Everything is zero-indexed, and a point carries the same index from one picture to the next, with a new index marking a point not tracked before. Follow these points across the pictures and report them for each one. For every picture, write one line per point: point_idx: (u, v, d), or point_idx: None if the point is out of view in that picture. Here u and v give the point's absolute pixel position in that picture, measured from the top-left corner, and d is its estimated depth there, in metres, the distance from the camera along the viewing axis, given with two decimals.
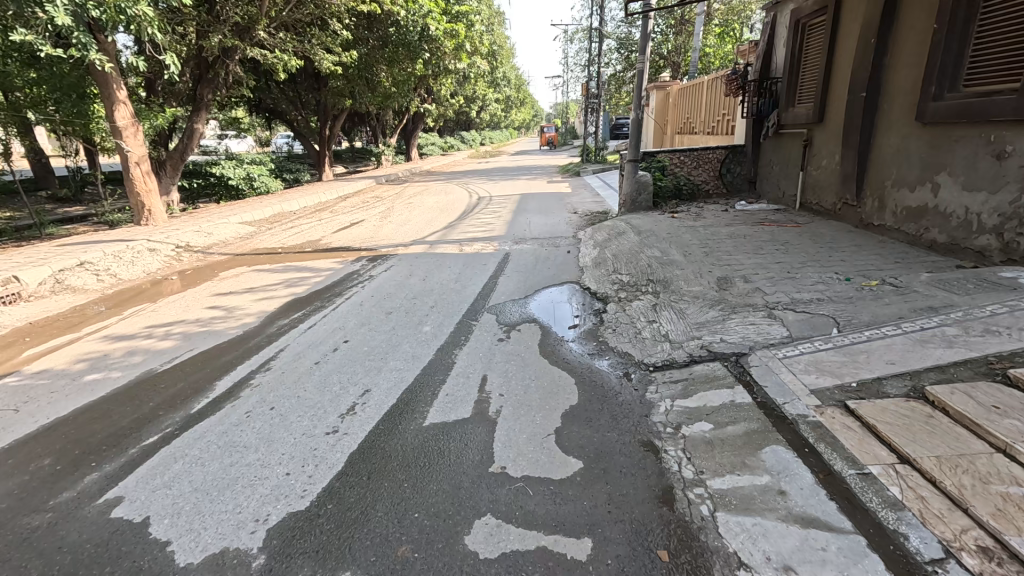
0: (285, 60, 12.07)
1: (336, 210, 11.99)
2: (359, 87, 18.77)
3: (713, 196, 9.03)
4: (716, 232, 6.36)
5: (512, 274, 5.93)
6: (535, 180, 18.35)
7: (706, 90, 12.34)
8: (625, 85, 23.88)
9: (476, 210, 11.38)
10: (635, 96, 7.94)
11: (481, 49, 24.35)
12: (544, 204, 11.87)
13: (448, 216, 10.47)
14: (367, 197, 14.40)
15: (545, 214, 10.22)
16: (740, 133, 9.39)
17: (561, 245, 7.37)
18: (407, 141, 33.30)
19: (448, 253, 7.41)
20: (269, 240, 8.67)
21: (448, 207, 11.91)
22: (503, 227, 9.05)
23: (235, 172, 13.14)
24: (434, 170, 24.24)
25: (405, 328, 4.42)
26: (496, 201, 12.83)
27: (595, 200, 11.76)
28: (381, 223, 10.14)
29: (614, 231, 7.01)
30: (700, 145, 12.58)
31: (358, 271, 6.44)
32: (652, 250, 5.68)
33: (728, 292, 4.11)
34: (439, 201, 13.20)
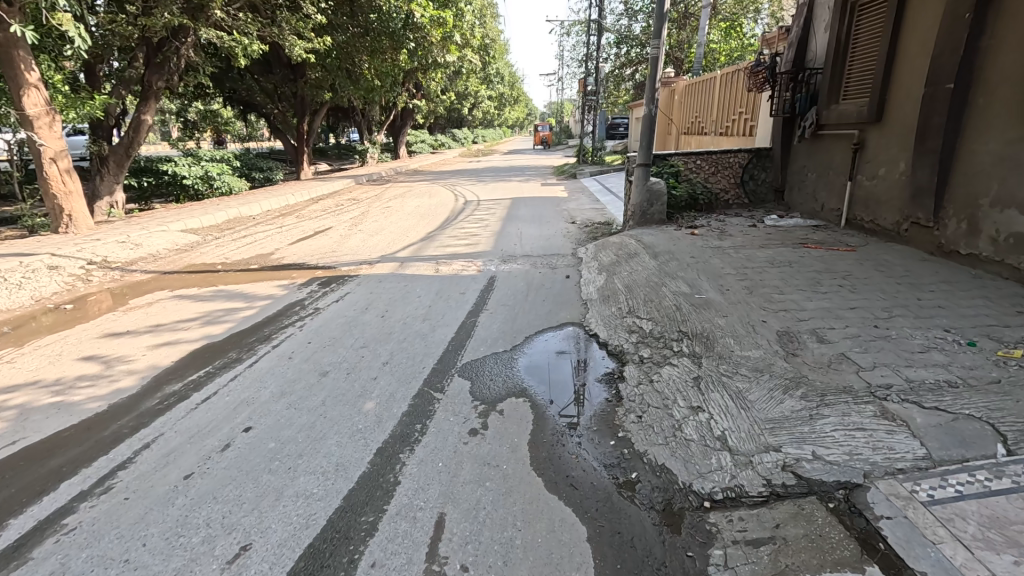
0: (246, 44, 10.68)
1: (302, 216, 10.63)
2: (339, 78, 17.35)
3: (734, 208, 7.80)
4: (752, 257, 5.12)
5: (496, 309, 4.66)
6: (528, 182, 17.06)
7: (718, 86, 11.13)
8: (624, 83, 22.65)
9: (462, 217, 10.08)
10: (646, 88, 6.66)
11: (473, 42, 23.03)
12: (537, 211, 10.56)
13: (428, 225, 9.15)
14: (342, 200, 13.03)
15: (537, 224, 8.94)
16: (764, 135, 8.18)
17: (558, 266, 6.13)
18: (395, 138, 31.87)
19: (421, 275, 6.12)
20: (212, 253, 7.32)
21: (429, 214, 10.58)
22: (490, 240, 7.76)
23: (193, 171, 11.70)
24: (421, 169, 22.85)
25: (340, 404, 3.11)
26: (483, 206, 11.51)
27: (594, 207, 10.50)
28: (350, 232, 8.81)
29: (623, 251, 5.77)
30: (711, 147, 11.37)
31: (305, 301, 5.13)
32: (675, 282, 4.44)
33: (801, 362, 2.87)
34: (420, 206, 11.87)
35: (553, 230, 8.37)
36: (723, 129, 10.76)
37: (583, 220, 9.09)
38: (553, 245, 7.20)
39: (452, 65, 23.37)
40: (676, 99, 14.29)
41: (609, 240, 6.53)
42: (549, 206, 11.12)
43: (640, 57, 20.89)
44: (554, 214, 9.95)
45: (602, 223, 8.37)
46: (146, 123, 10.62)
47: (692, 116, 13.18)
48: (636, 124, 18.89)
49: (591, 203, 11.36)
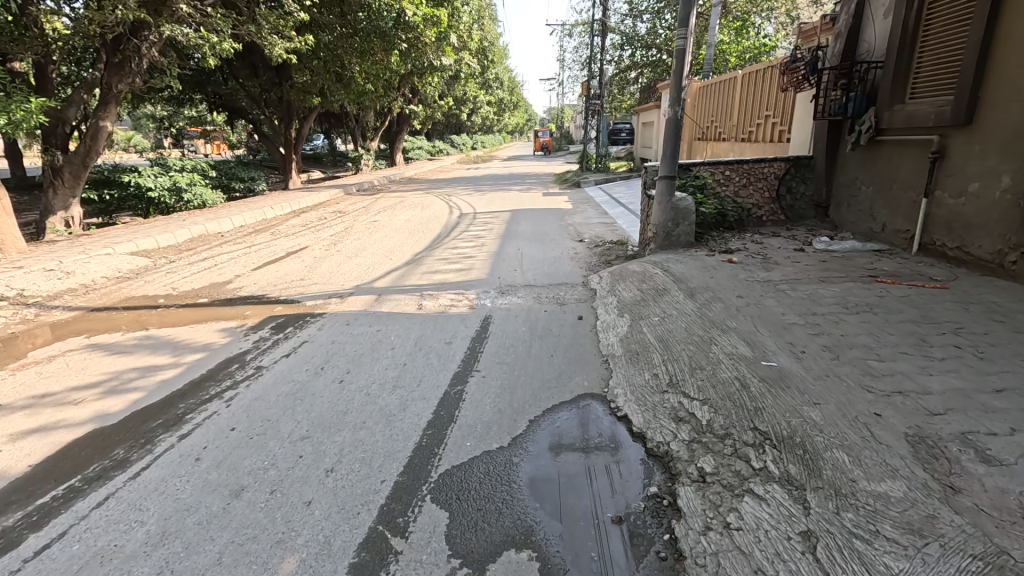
0: (213, 39, 9.59)
1: (277, 232, 9.59)
2: (327, 82, 16.35)
3: (769, 227, 6.72)
4: (816, 297, 4.03)
5: (491, 371, 3.57)
6: (528, 191, 16.04)
7: (739, 87, 10.09)
8: (629, 86, 21.71)
9: (455, 233, 9.01)
10: (671, 85, 5.60)
11: (470, 44, 22.10)
12: (540, 226, 9.46)
13: (417, 244, 8.08)
14: (326, 212, 11.99)
15: (540, 243, 7.86)
16: (802, 141, 7.14)
17: (568, 302, 5.04)
18: (392, 144, 30.91)
19: (401, 313, 5.02)
20: (160, 282, 6.24)
21: (418, 230, 9.53)
22: (486, 265, 6.66)
23: (159, 182, 10.61)
24: (416, 177, 21.87)
25: (244, 563, 2.00)
26: (480, 220, 10.44)
27: (604, 223, 9.41)
28: (327, 253, 7.75)
29: (650, 285, 4.69)
30: (730, 155, 10.34)
31: (249, 354, 4.04)
32: (728, 337, 3.35)
33: (982, 515, 1.75)
34: (409, 220, 10.82)
35: (559, 251, 7.27)
36: (744, 135, 9.73)
37: (592, 239, 8.02)
38: (559, 272, 6.12)
39: (449, 69, 22.43)
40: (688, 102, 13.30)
41: (628, 267, 5.45)
42: (553, 221, 10.02)
43: (645, 59, 19.97)
44: (559, 231, 8.87)
45: (615, 245, 7.30)
46: (105, 130, 9.58)
47: (707, 120, 12.17)
48: (642, 130, 17.92)
49: (599, 217, 10.27)
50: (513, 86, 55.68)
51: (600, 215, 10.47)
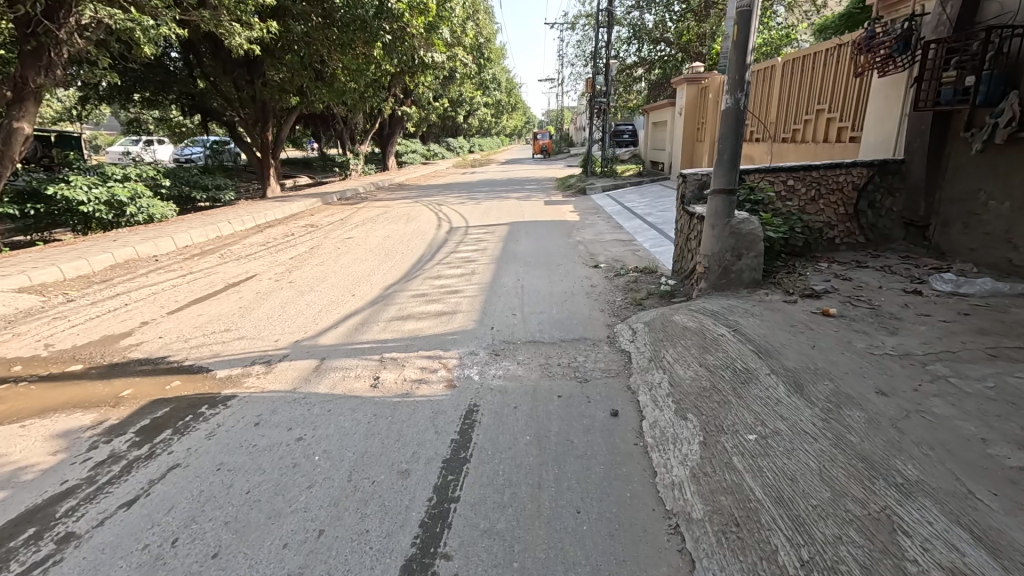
0: (151, 23, 7.97)
1: (229, 253, 8.01)
2: (306, 79, 14.84)
3: (846, 253, 5.15)
4: (1012, 395, 2.43)
5: (470, 560, 1.96)
6: (528, 198, 14.51)
7: (777, 78, 8.54)
8: (635, 84, 20.28)
9: (441, 255, 7.42)
10: (728, 61, 4.00)
11: (465, 40, 20.65)
12: (543, 246, 7.86)
13: (391, 272, 6.50)
14: (295, 226, 10.40)
15: (544, 270, 6.26)
16: (885, 141, 5.56)
17: (592, 377, 3.45)
18: (384, 147, 29.45)
19: (346, 394, 3.42)
20: (37, 334, 4.64)
21: (397, 250, 7.94)
22: (476, 306, 5.06)
23: (94, 194, 8.89)
24: (408, 183, 20.41)
25: None
26: (473, 236, 8.85)
27: (621, 242, 7.83)
28: (276, 284, 6.16)
29: (719, 359, 3.11)
30: (767, 158, 8.79)
31: (71, 499, 2.42)
32: (924, 516, 1.74)
33: None
34: (389, 236, 9.25)
35: (569, 283, 5.67)
36: (786, 134, 8.16)
37: (609, 265, 6.43)
38: (574, 320, 4.50)
39: (443, 66, 20.97)
40: (712, 98, 11.72)
41: (675, 318, 3.87)
42: (558, 238, 8.40)
43: (653, 54, 18.54)
44: (567, 253, 7.28)
45: (643, 275, 5.73)
46: (22, 133, 8.02)
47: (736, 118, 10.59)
48: (652, 130, 16.38)
49: (612, 232, 8.66)
50: (511, 87, 54.45)
51: (613, 230, 8.88)
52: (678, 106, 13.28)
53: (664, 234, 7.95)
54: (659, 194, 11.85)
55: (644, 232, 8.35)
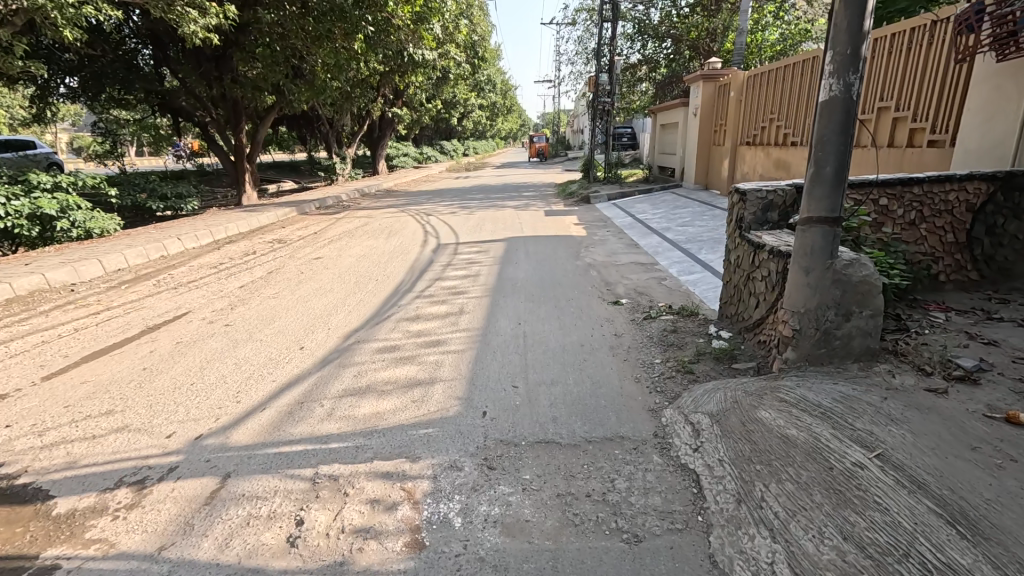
0: (70, 0, 6.48)
1: (169, 281, 6.64)
2: (282, 75, 13.51)
3: (961, 295, 3.85)
4: None
5: None
6: (525, 207, 13.20)
7: None
8: (638, 84, 19.10)
9: (424, 284, 6.07)
10: (835, 26, 2.69)
11: (457, 36, 19.42)
12: (547, 270, 6.53)
13: (357, 311, 5.15)
14: (259, 242, 9.04)
15: (552, 309, 4.93)
16: (999, 146, 4.29)
17: (648, 532, 2.12)
18: (373, 150, 28.14)
19: (239, 568, 2.05)
20: None
21: (371, 276, 6.60)
22: (463, 370, 3.72)
23: (13, 208, 7.43)
24: (396, 189, 19.10)
25: None
26: (464, 256, 7.53)
27: (642, 267, 6.51)
28: (207, 329, 4.79)
29: (877, 530, 1.82)
30: None
31: None
32: None
33: None
34: (364, 255, 7.91)
35: (585, 331, 4.34)
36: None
37: (635, 302, 5.10)
38: (601, 402, 3.16)
39: (434, 64, 19.68)
40: (733, 96, 10.45)
41: (761, 417, 2.56)
42: (565, 260, 7.07)
43: (658, 51, 17.31)
44: (578, 282, 5.96)
45: (683, 321, 4.41)
46: None
47: (764, 119, 9.32)
48: (660, 133, 15.12)
49: (628, 253, 7.36)
50: (506, 89, 53.35)
51: (628, 249, 7.56)
52: (692, 106, 12.03)
53: (693, 257, 6.65)
54: (674, 205, 10.57)
55: (667, 253, 7.06)
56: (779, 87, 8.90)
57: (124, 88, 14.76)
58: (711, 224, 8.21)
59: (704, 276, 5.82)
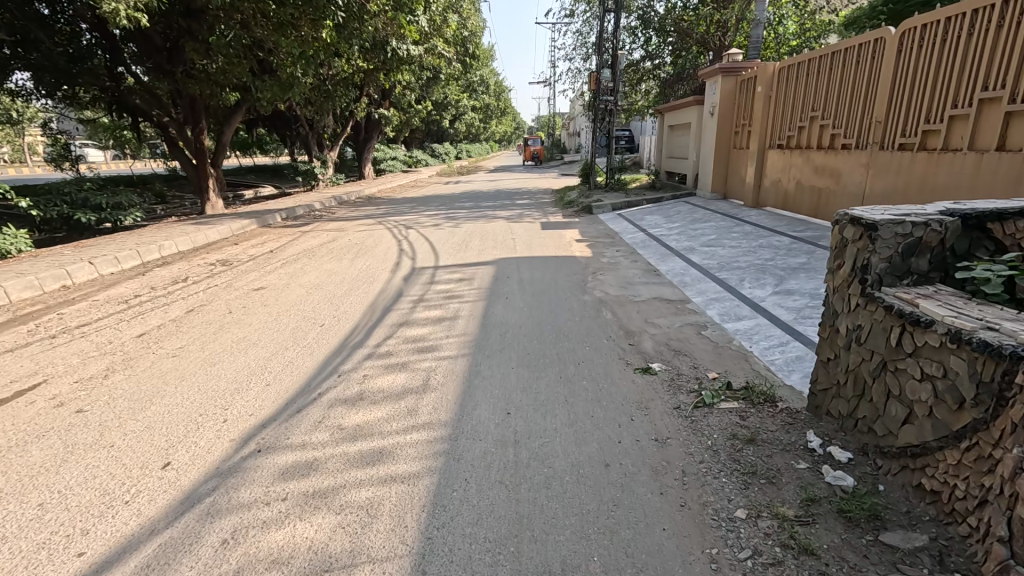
0: None
1: (53, 324, 5.08)
2: (244, 70, 12.00)
3: None
4: None
5: None
6: (518, 218, 11.72)
7: (890, 61, 5.87)
8: (641, 83, 17.71)
9: (382, 334, 4.56)
10: None
11: (445, 29, 17.94)
12: (547, 310, 5.04)
13: (278, 384, 3.62)
14: (197, 266, 7.51)
15: (556, 384, 3.45)
16: None
17: None
18: (359, 153, 26.60)
19: None
20: None
21: (317, 317, 5.09)
22: (413, 528, 2.22)
23: None
24: (379, 195, 17.57)
25: None
26: (442, 286, 6.03)
27: (669, 306, 5.01)
28: (47, 418, 3.24)
29: None
30: (872, 178, 6.12)
31: None
32: None
33: None
34: (319, 283, 6.40)
35: (611, 432, 2.85)
36: (916, 136, 5.50)
37: (672, 370, 3.63)
38: None
39: (420, 61, 18.21)
40: (758, 91, 9.00)
41: None
42: (568, 293, 5.59)
43: (663, 47, 15.91)
44: (589, 330, 4.48)
45: (757, 416, 2.91)
46: None
47: (797, 118, 7.88)
48: (668, 135, 13.70)
49: (647, 282, 5.86)
50: (500, 91, 52.03)
51: (647, 277, 6.08)
52: (708, 104, 10.60)
53: (734, 292, 5.16)
54: (692, 218, 9.10)
55: (698, 284, 5.57)
56: (814, 80, 7.47)
57: (70, 82, 13.21)
58: (743, 244, 6.76)
59: (757, 323, 4.34)
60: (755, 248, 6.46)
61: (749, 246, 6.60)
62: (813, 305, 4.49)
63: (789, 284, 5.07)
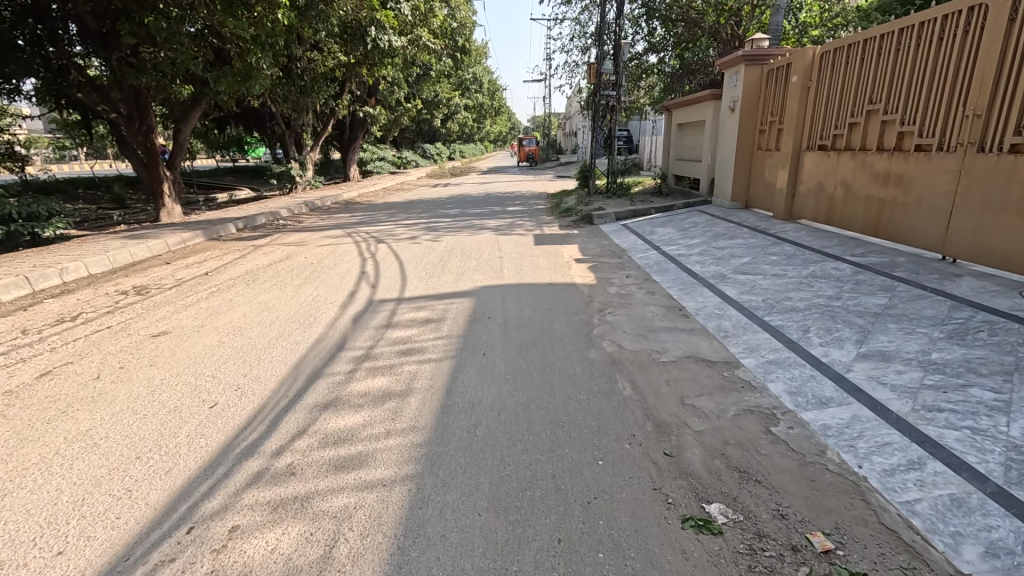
0: None
1: None
2: (195, 59, 10.47)
3: None
4: None
5: None
6: (509, 228, 10.26)
7: (989, 37, 4.48)
8: (645, 78, 16.29)
9: (291, 427, 3.05)
10: None
11: (430, 19, 16.44)
12: (538, 380, 3.55)
13: (74, 554, 2.12)
14: (102, 297, 6.01)
15: (551, 568, 1.98)
16: None
17: None
18: (344, 154, 25.07)
19: None
20: None
21: (210, 389, 3.59)
22: None
23: None
24: (358, 200, 16.04)
25: None
26: (399, 333, 4.54)
27: (711, 377, 3.53)
28: None
29: None
30: (963, 195, 4.73)
31: None
32: None
33: None
34: (242, 325, 4.89)
35: None
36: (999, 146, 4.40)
37: (746, 524, 2.18)
38: None
39: (404, 55, 16.75)
40: (792, 82, 7.51)
41: None
42: (570, 346, 4.12)
43: (670, 38, 14.47)
44: (601, 421, 3.03)
45: None
46: None
47: (847, 113, 6.42)
48: (677, 134, 12.27)
49: (674, 330, 4.38)
50: (495, 90, 50.52)
51: (671, 320, 4.61)
52: (728, 98, 9.18)
53: (801, 350, 3.69)
54: (713, 233, 7.64)
55: (746, 334, 4.11)
56: (871, 66, 6.00)
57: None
58: (789, 272, 5.31)
59: (853, 414, 2.87)
60: (809, 280, 5.00)
61: (800, 277, 5.14)
62: (932, 383, 3.02)
63: (878, 340, 3.61)
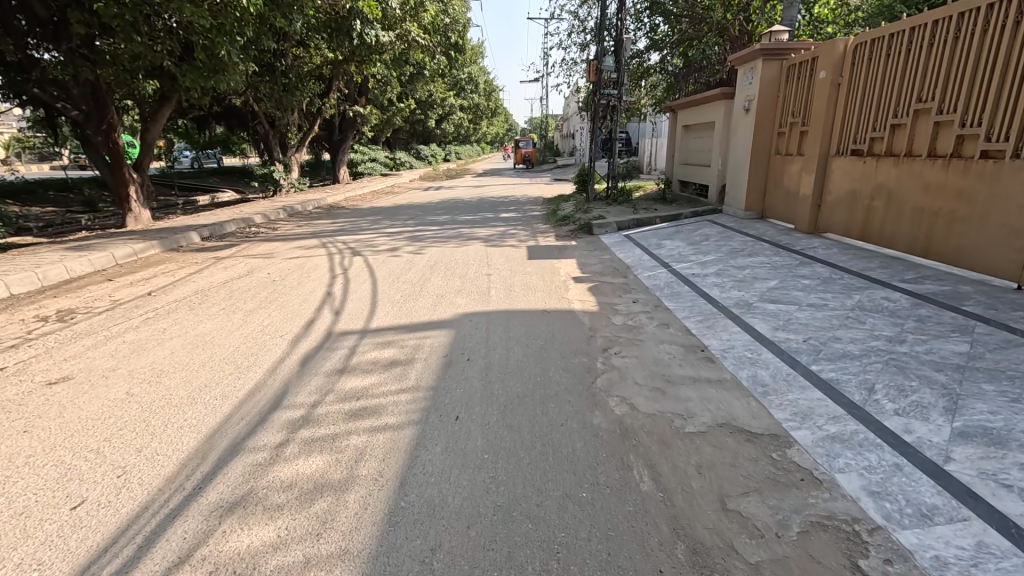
0: None
1: None
2: (155, 52, 9.53)
3: None
4: None
5: None
6: (500, 238, 9.37)
7: None
8: (646, 77, 15.43)
9: (169, 554, 2.14)
10: None
11: (419, 13, 15.51)
12: (526, 465, 2.65)
13: None
14: (15, 325, 5.08)
15: None
16: None
17: None
18: (333, 155, 24.16)
19: None
20: None
21: (84, 475, 2.68)
22: None
23: None
24: (342, 205, 15.14)
25: None
26: (354, 383, 3.64)
27: (756, 459, 2.64)
28: None
29: None
30: None
31: None
32: None
33: None
34: (163, 368, 3.98)
35: None
36: None
37: None
38: None
39: (392, 51, 15.87)
40: (818, 77, 6.64)
41: None
42: (569, 407, 3.23)
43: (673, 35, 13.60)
44: (616, 541, 2.13)
45: None
46: None
47: (887, 113, 5.57)
48: (682, 137, 11.42)
49: (698, 382, 3.50)
50: (491, 91, 49.66)
51: (693, 367, 3.72)
52: (742, 97, 8.33)
53: (871, 421, 2.81)
54: (729, 248, 6.77)
55: (791, 392, 3.22)
56: (920, 58, 5.13)
57: None
58: (829, 303, 4.44)
59: (976, 541, 1.99)
60: (856, 314, 4.12)
61: (844, 309, 4.27)
62: None
63: (976, 411, 2.72)
